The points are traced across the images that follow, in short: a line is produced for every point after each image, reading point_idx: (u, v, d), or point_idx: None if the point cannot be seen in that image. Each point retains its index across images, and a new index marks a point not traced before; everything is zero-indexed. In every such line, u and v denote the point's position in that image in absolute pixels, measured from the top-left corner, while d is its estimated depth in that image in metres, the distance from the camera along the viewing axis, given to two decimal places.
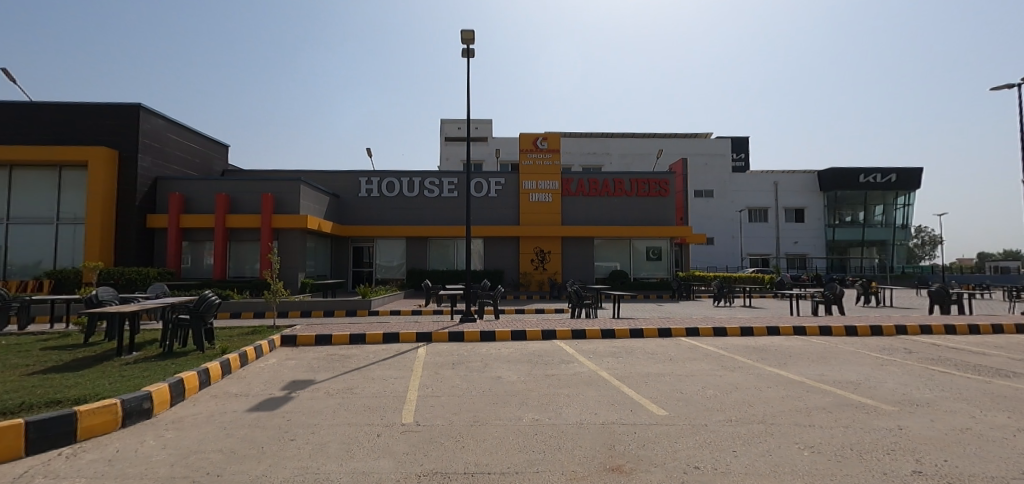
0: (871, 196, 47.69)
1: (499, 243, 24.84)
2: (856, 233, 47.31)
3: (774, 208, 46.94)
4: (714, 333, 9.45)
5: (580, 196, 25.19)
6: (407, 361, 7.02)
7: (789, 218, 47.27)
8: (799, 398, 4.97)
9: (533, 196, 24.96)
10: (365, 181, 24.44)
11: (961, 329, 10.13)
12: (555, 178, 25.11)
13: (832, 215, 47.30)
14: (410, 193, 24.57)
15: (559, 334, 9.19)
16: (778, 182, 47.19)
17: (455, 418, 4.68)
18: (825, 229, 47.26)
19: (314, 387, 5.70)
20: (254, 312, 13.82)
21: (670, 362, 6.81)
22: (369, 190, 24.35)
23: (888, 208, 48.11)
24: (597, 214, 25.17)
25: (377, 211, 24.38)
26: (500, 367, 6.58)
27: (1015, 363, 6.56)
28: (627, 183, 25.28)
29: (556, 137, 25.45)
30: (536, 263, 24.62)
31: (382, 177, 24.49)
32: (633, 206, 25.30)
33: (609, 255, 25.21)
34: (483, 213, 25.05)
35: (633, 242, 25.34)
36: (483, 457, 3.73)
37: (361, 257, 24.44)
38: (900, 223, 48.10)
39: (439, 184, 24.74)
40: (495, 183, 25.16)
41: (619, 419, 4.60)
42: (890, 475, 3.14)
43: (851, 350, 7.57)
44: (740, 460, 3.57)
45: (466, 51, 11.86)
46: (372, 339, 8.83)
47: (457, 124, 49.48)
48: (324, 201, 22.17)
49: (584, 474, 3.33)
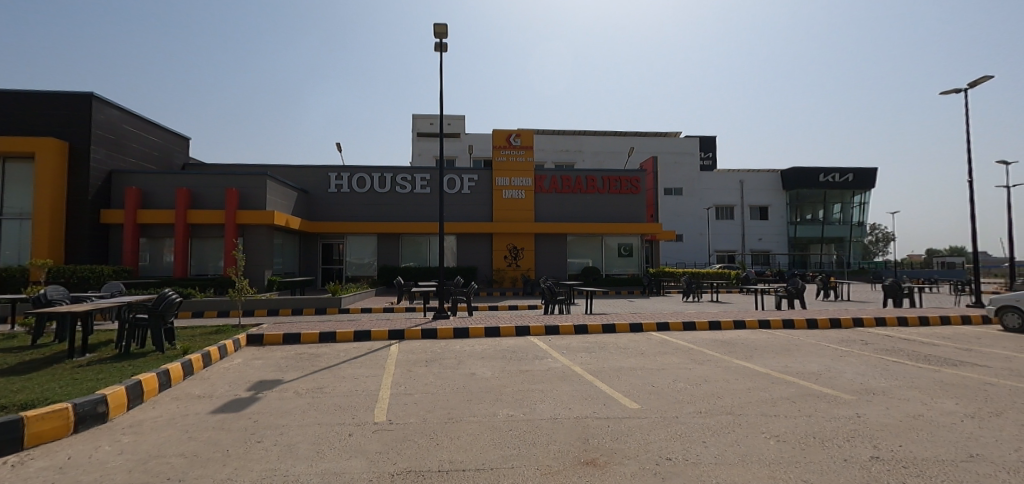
0: (830, 195, 49.49)
1: (472, 240, 24.74)
2: (816, 230, 49.26)
3: (739, 205, 48.38)
4: (683, 328, 9.71)
5: (553, 193, 25.34)
6: (379, 359, 6.90)
7: (753, 216, 48.93)
8: (765, 389, 5.14)
9: (506, 192, 24.94)
10: (334, 176, 23.92)
11: (912, 320, 10.70)
12: (529, 175, 25.16)
13: (794, 213, 49.09)
14: (381, 189, 24.20)
15: (532, 330, 9.22)
16: (744, 181, 48.68)
17: (429, 415, 4.66)
18: (787, 227, 49.12)
19: (283, 387, 5.53)
20: (218, 311, 13.39)
21: (642, 356, 6.92)
22: (339, 186, 23.87)
23: (846, 206, 49.99)
24: (570, 210, 25.38)
25: (346, 207, 23.93)
26: (475, 364, 6.53)
27: (961, 352, 6.97)
28: (599, 180, 25.54)
29: (528, 133, 25.52)
30: (509, 259, 24.67)
31: (352, 172, 24.02)
32: (605, 203, 25.57)
33: (581, 252, 25.45)
34: (456, 209, 24.87)
35: (604, 239, 25.64)
36: (458, 454, 3.77)
37: (331, 253, 23.94)
38: (857, 220, 50.19)
39: (411, 180, 24.44)
40: (468, 179, 24.99)
41: (594, 413, 4.68)
42: (857, 473, 3.42)
43: (812, 342, 7.88)
44: (707, 453, 3.80)
45: (438, 44, 11.69)
46: (343, 337, 8.67)
47: (429, 119, 49.36)
48: (293, 197, 21.56)
49: (559, 469, 3.49)
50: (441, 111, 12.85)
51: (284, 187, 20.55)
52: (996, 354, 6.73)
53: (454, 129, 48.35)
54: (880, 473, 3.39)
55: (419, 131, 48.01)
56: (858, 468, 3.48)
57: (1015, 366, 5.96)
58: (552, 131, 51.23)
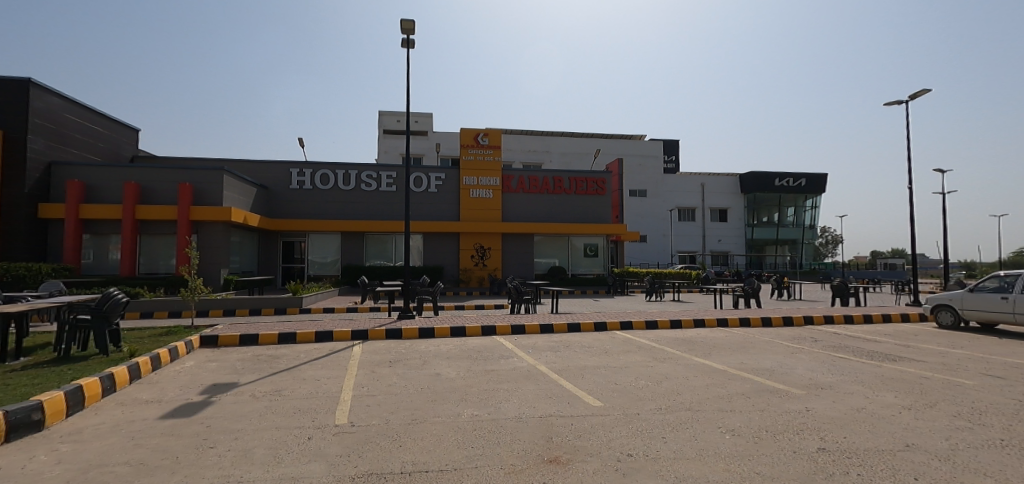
0: (785, 198, 51.70)
1: (439, 239, 24.58)
2: (771, 232, 51.41)
3: (700, 208, 50.01)
4: (646, 326, 9.94)
5: (520, 193, 25.47)
6: (342, 360, 6.75)
7: (713, 218, 50.70)
8: (722, 385, 5.32)
9: (473, 192, 24.88)
10: (297, 172, 23.28)
11: (856, 318, 11.33)
12: (496, 174, 25.19)
13: (751, 216, 51.11)
14: (346, 187, 23.70)
15: (499, 329, 9.24)
16: (705, 184, 50.33)
17: (393, 417, 4.58)
18: (745, 229, 51.11)
19: (239, 390, 5.32)
20: (169, 312, 12.78)
21: (606, 355, 7.04)
22: (301, 182, 23.25)
23: (799, 209, 52.28)
24: (537, 210, 25.56)
25: (308, 204, 23.34)
26: (440, 364, 6.48)
27: (900, 348, 7.42)
28: (566, 181, 25.82)
29: (497, 133, 25.53)
30: (476, 259, 24.63)
31: (315, 169, 23.45)
32: (571, 204, 25.87)
33: (548, 251, 25.69)
34: (423, 208, 24.64)
35: (571, 239, 25.96)
36: (421, 455, 3.74)
37: (292, 252, 23.29)
38: (809, 223, 52.58)
39: (377, 177, 24.03)
40: (436, 178, 24.81)
41: (558, 411, 4.72)
42: (805, 464, 3.59)
43: (767, 340, 8.21)
44: (667, 449, 3.90)
45: (405, 41, 11.55)
46: (304, 338, 8.43)
47: (396, 116, 48.85)
48: (251, 194, 20.83)
49: (522, 468, 3.50)
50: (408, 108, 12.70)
51: (243, 183, 19.82)
52: (931, 350, 7.20)
53: (421, 127, 48.34)
54: (827, 464, 3.57)
55: (385, 128, 47.43)
56: (808, 460, 3.64)
57: (947, 360, 6.39)
58: (521, 131, 51.52)
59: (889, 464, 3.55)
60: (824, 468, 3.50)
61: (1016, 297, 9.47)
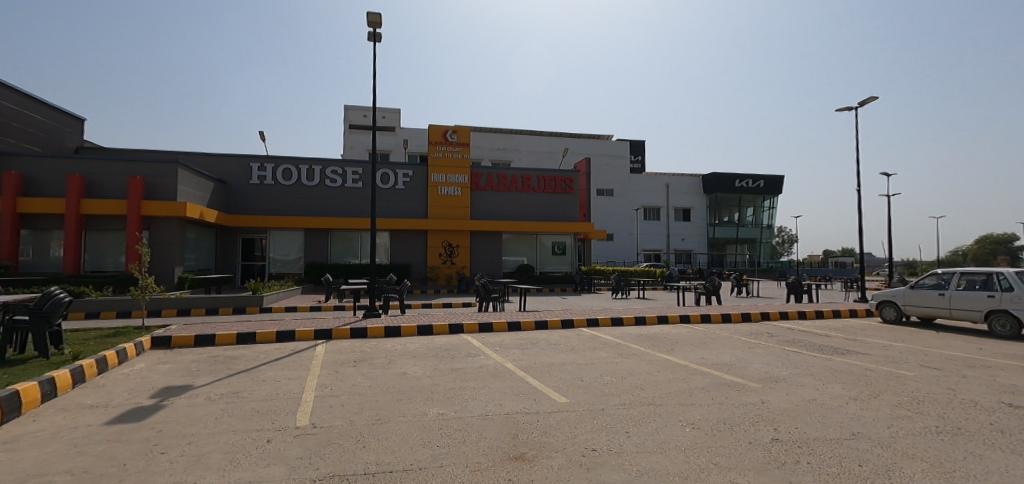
0: (744, 199, 53.55)
1: (406, 237, 24.30)
2: (732, 232, 53.19)
3: (665, 207, 51.31)
4: (612, 323, 10.11)
5: (489, 191, 25.46)
6: (305, 360, 6.58)
7: (677, 217, 52.10)
8: (683, 380, 5.46)
9: (441, 189, 24.70)
10: (257, 166, 22.55)
11: (810, 314, 11.87)
12: (465, 172, 25.09)
13: (713, 216, 52.77)
14: (309, 182, 23.14)
15: (466, 327, 9.22)
16: (670, 184, 51.61)
17: (356, 417, 4.49)
18: (707, 228, 52.73)
19: (193, 393, 5.11)
20: (118, 312, 12.16)
21: (572, 352, 7.11)
22: (261, 177, 22.54)
23: (758, 210, 54.33)
24: (505, 208, 25.62)
25: (270, 200, 22.67)
26: (406, 363, 6.40)
27: (849, 342, 7.81)
28: (534, 179, 25.97)
29: (465, 130, 25.45)
30: (444, 257, 24.50)
31: (277, 163, 22.80)
32: (539, 202, 26.03)
33: (516, 249, 25.77)
34: (389, 205, 24.30)
35: (538, 237, 26.13)
36: (386, 456, 3.68)
37: (252, 249, 22.57)
38: (766, 223, 54.53)
39: (342, 173, 23.53)
40: (403, 175, 24.52)
41: (524, 408, 4.74)
42: (760, 453, 3.73)
43: (727, 336, 8.48)
44: (630, 443, 3.98)
45: (372, 34, 11.35)
46: (264, 337, 8.17)
47: (363, 111, 47.38)
48: (209, 188, 20.05)
49: (488, 466, 3.50)
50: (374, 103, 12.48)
51: (199, 177, 19.02)
52: (876, 344, 7.62)
53: (388, 123, 46.56)
54: (780, 454, 3.72)
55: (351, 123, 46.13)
56: (763, 450, 3.79)
57: (890, 353, 6.78)
58: (491, 129, 51.48)
59: (836, 452, 3.74)
60: (778, 458, 3.64)
61: (952, 293, 10.13)
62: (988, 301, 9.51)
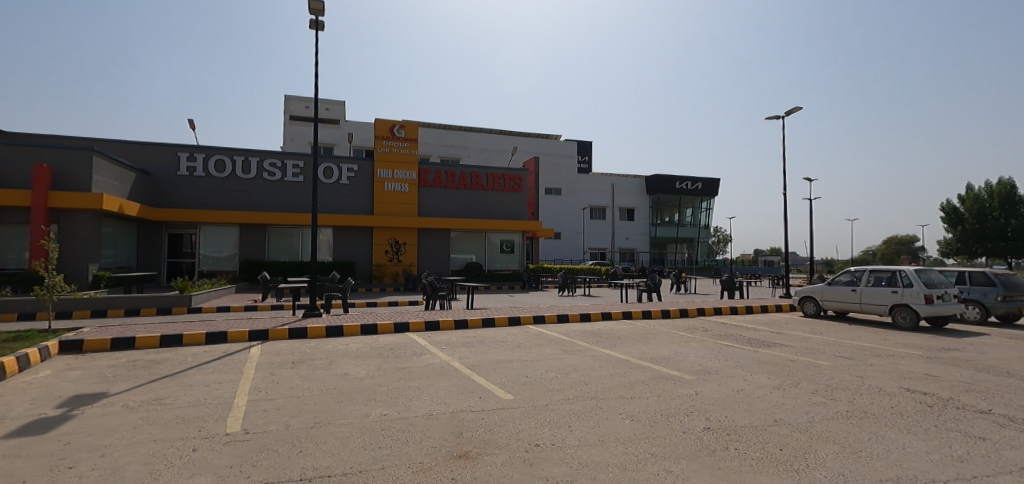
0: (684, 200, 56.29)
1: (350, 234, 23.63)
2: (672, 231, 55.63)
3: (610, 207, 53.20)
4: (558, 320, 10.32)
5: (437, 187, 25.22)
6: (239, 363, 6.24)
7: (622, 217, 53.94)
8: (624, 374, 5.66)
9: (388, 185, 24.23)
10: (186, 156, 21.21)
11: (741, 309, 12.68)
12: (413, 168, 24.74)
13: (655, 215, 55.16)
14: (245, 175, 21.99)
15: (412, 326, 9.11)
16: (615, 184, 53.26)
17: (293, 421, 4.32)
18: (650, 227, 55.07)
19: (108, 401, 4.71)
20: (19, 314, 11.03)
21: (518, 349, 7.20)
22: (191, 168, 21.22)
23: (696, 211, 57.10)
24: (454, 206, 25.47)
25: (201, 193, 21.38)
26: (348, 363, 6.23)
27: (773, 335, 8.41)
28: (483, 177, 25.99)
29: (413, 126, 25.08)
30: (390, 254, 24.05)
31: (208, 154, 21.53)
32: (488, 200, 26.07)
33: (464, 247, 25.74)
34: (332, 200, 23.54)
35: (487, 235, 26.20)
36: (324, 460, 3.56)
37: (180, 246, 21.22)
38: (703, 223, 57.44)
39: (282, 166, 22.54)
40: (348, 169, 23.83)
41: (468, 406, 4.74)
42: (692, 442, 3.94)
43: (666, 331, 8.88)
44: (572, 437, 4.07)
45: (314, 22, 10.92)
46: (191, 340, 7.67)
47: (305, 102, 46.05)
48: (130, 179, 18.61)
49: (430, 465, 3.47)
50: (317, 93, 12.02)
51: (118, 167, 17.62)
52: (798, 336, 8.25)
53: (333, 115, 45.53)
54: (710, 442, 3.94)
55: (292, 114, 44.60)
56: (695, 438, 4.01)
57: (808, 344, 7.36)
58: (441, 126, 51.16)
59: (760, 438, 4.01)
60: (707, 446, 3.86)
61: (862, 289, 11.14)
62: (892, 296, 10.54)
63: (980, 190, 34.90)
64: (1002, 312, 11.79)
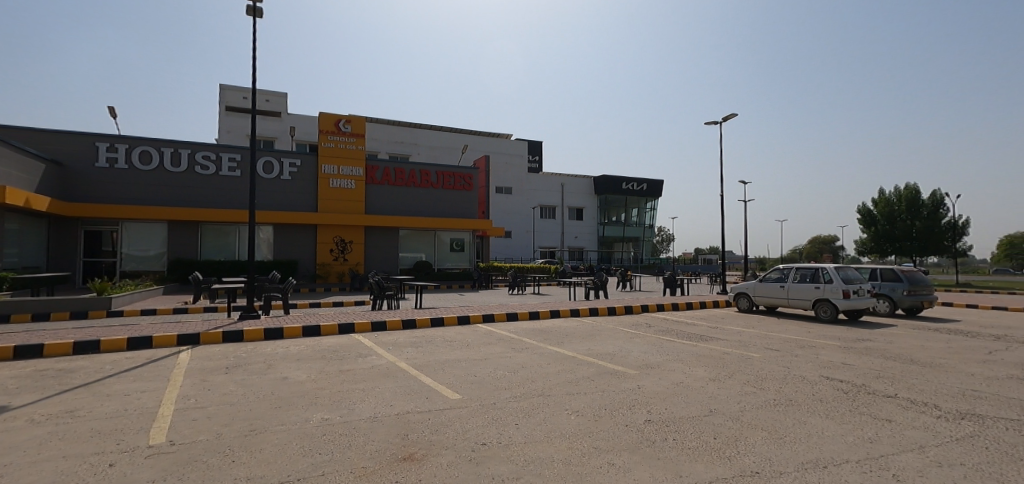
0: (630, 201, 58.09)
1: (292, 232, 22.72)
2: (619, 230, 57.44)
3: (559, 206, 54.01)
4: (507, 318, 10.39)
5: (385, 185, 24.71)
6: (166, 369, 5.85)
7: (572, 216, 55.15)
8: (571, 371, 5.78)
9: (333, 181, 23.48)
10: (106, 147, 19.65)
11: (682, 305, 13.29)
12: (360, 164, 24.10)
13: (603, 215, 56.74)
14: (174, 168, 20.62)
15: (358, 327, 8.88)
16: (565, 184, 54.21)
17: (225, 430, 4.09)
18: (597, 227, 56.61)
19: (9, 415, 4.26)
20: None
21: (467, 348, 7.19)
22: (111, 159, 19.67)
23: (642, 211, 59.08)
24: (402, 204, 25.04)
25: (124, 186, 19.87)
26: (289, 367, 5.99)
27: (711, 330, 8.89)
28: (433, 175, 25.73)
29: (360, 121, 24.49)
30: (335, 253, 23.34)
31: (132, 144, 20.04)
32: (438, 198, 25.84)
33: (413, 246, 25.39)
34: (272, 196, 22.53)
35: (437, 233, 25.97)
36: (259, 469, 3.41)
37: (99, 244, 19.62)
38: (649, 223, 59.72)
39: (216, 159, 21.31)
40: (289, 164, 22.88)
41: (415, 407, 4.68)
42: (633, 434, 4.09)
43: (612, 327, 9.17)
44: (518, 435, 4.11)
45: (251, 8, 10.37)
46: (110, 346, 7.09)
47: (242, 92, 43.74)
48: (39, 170, 17.02)
49: (372, 470, 3.39)
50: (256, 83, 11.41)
51: (25, 156, 16.03)
52: (733, 330, 8.76)
53: (274, 106, 43.38)
54: (650, 434, 4.11)
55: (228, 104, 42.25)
56: (637, 431, 4.16)
57: (742, 338, 7.83)
58: (389, 121, 50.15)
59: (697, 428, 4.22)
60: (647, 438, 4.01)
61: (789, 285, 11.97)
62: (814, 292, 11.40)
63: (890, 194, 38.21)
64: (907, 305, 13.05)
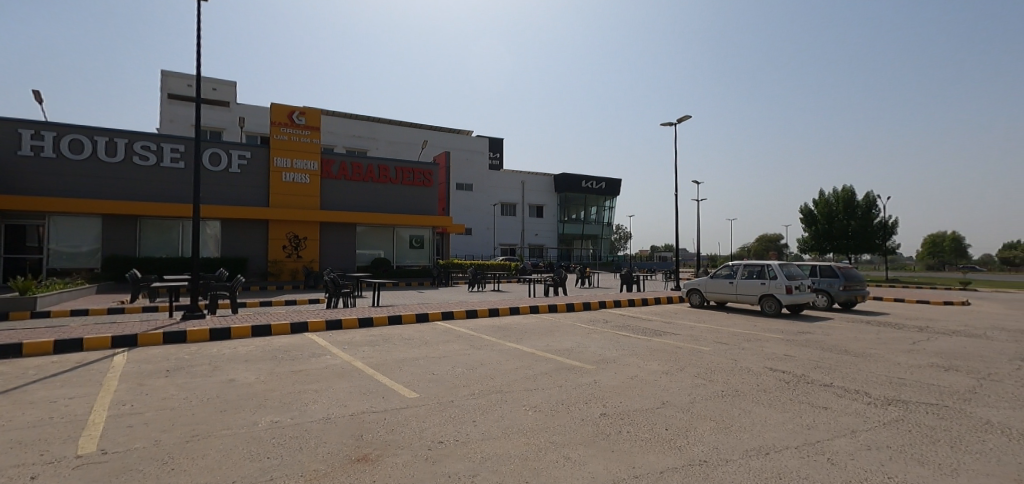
0: (589, 199, 59.28)
1: (241, 227, 21.81)
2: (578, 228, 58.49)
3: (520, 204, 54.55)
4: (467, 315, 10.38)
5: (341, 180, 24.08)
6: (100, 374, 5.48)
7: (532, 213, 55.73)
8: (529, 367, 5.84)
9: (286, 175, 22.66)
10: (30, 134, 18.20)
11: (638, 301, 13.69)
12: (315, 158, 23.38)
13: (563, 213, 57.61)
14: (109, 158, 19.32)
15: (311, 325, 8.64)
16: (525, 181, 54.95)
17: (166, 437, 3.89)
18: (557, 224, 57.45)
19: None
20: None
21: (425, 346, 7.14)
22: (36, 148, 18.24)
23: (601, 209, 60.14)
24: (359, 200, 24.46)
25: (51, 177, 18.43)
26: (238, 368, 5.76)
27: (664, 324, 9.21)
28: (392, 170, 25.27)
29: (315, 113, 23.72)
30: (288, 249, 22.62)
31: (60, 132, 18.61)
32: (397, 194, 25.42)
33: (371, 243, 24.91)
34: (219, 190, 21.51)
35: (396, 230, 25.55)
36: (202, 476, 3.26)
37: (22, 239, 18.16)
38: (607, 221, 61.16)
39: (157, 150, 20.13)
40: (238, 157, 21.91)
41: (370, 407, 4.60)
42: (588, 428, 4.19)
43: (570, 323, 9.33)
44: (475, 432, 4.12)
45: None
46: (34, 350, 6.56)
47: (186, 80, 41.42)
48: None
49: (324, 472, 3.31)
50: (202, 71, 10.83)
51: None
52: (686, 325, 9.12)
53: (222, 96, 41.37)
54: (604, 427, 4.22)
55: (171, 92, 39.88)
56: (592, 425, 4.25)
57: (693, 332, 8.16)
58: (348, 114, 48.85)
59: (650, 420, 4.36)
60: (601, 431, 4.12)
61: (738, 281, 12.56)
62: (760, 287, 12.02)
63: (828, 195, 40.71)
64: (843, 299, 13.97)
